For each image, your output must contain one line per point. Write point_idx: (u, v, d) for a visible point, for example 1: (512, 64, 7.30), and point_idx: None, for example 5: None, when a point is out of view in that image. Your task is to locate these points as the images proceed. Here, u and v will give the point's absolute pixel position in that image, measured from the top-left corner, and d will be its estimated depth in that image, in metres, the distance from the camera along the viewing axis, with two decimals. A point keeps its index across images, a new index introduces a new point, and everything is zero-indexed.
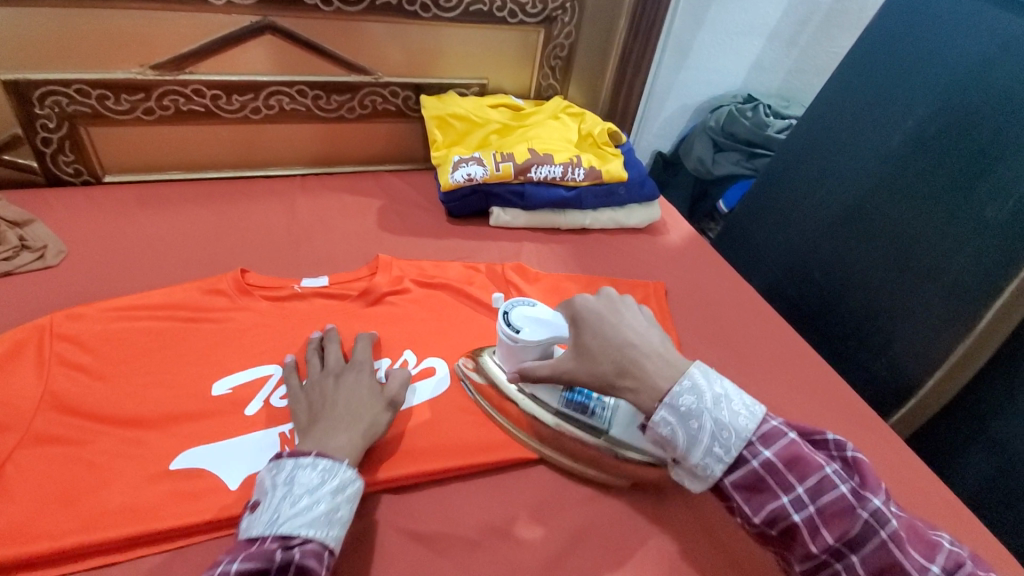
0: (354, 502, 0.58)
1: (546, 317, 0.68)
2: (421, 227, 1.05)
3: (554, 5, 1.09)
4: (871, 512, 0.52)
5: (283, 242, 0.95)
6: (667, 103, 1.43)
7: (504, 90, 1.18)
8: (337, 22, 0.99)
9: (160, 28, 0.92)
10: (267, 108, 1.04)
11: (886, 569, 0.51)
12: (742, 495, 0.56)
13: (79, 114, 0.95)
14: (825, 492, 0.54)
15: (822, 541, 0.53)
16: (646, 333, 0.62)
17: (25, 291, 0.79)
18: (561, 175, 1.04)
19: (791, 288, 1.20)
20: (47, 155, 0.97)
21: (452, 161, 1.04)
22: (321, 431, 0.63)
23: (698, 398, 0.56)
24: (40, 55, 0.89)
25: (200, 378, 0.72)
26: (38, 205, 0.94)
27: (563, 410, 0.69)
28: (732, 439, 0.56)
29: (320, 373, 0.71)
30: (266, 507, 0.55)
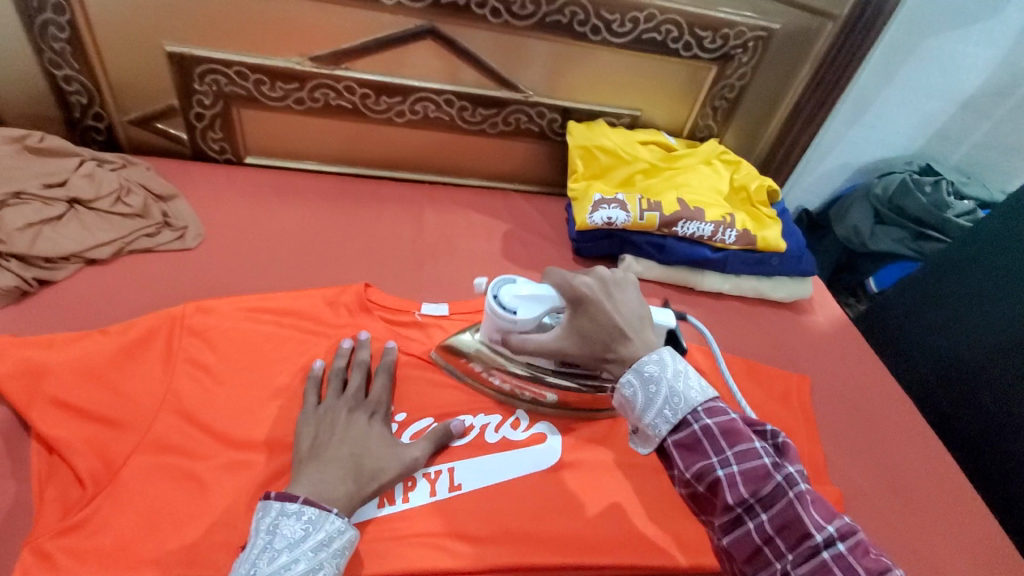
0: (344, 555, 0.55)
1: (531, 293, 0.64)
2: (545, 263, 0.99)
3: (736, 42, 0.98)
4: (785, 477, 0.49)
5: (406, 258, 0.92)
6: (827, 159, 1.28)
7: (655, 124, 1.08)
8: (501, 35, 0.93)
9: (327, 22, 0.89)
10: (412, 113, 1.00)
11: (787, 527, 0.47)
12: (678, 451, 0.52)
13: (234, 94, 0.94)
14: (751, 457, 0.49)
15: (738, 495, 0.48)
16: (632, 310, 0.59)
17: (162, 273, 0.80)
18: (709, 235, 0.94)
19: (947, 402, 1.05)
20: (197, 129, 0.98)
21: (592, 198, 0.95)
22: (316, 469, 0.59)
23: (661, 368, 0.53)
24: (210, 34, 0.88)
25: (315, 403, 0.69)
26: (182, 177, 0.96)
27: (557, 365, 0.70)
28: (681, 405, 0.52)
29: (336, 404, 0.66)
30: (244, 557, 0.52)
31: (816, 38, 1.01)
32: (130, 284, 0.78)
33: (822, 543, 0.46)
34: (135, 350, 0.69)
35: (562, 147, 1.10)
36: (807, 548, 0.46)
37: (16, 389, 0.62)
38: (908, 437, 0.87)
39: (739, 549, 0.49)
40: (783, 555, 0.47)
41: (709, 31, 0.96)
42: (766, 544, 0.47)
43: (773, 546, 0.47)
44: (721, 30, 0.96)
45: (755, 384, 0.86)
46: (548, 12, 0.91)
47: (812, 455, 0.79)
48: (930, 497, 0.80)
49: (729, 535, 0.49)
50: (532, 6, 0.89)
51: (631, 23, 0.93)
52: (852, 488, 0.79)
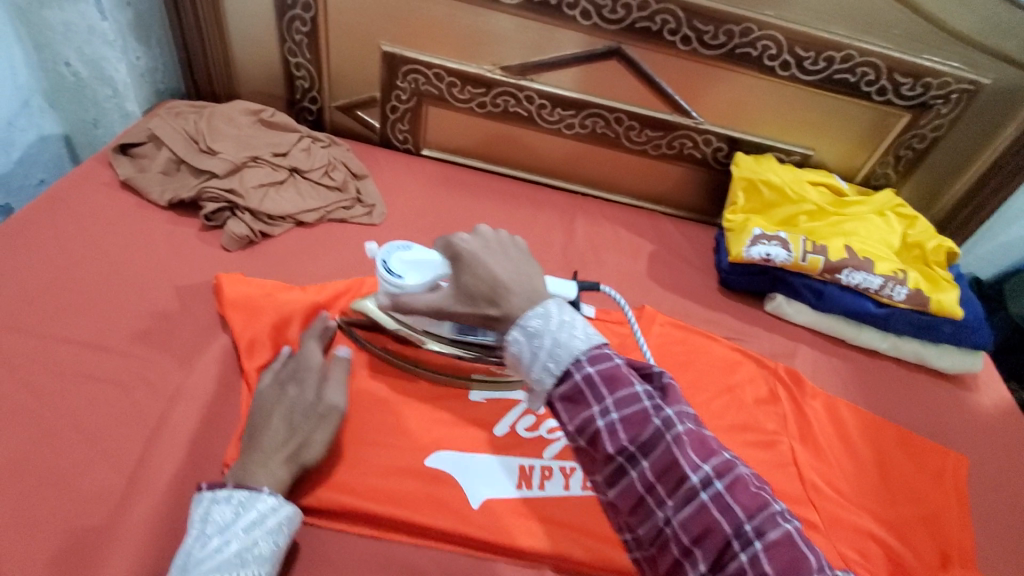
0: (281, 533, 0.54)
1: (423, 259, 0.65)
2: (688, 288, 0.99)
3: (938, 92, 0.92)
4: (663, 421, 0.46)
5: (557, 263, 0.97)
6: (1014, 226, 1.16)
7: (825, 166, 1.05)
8: (686, 62, 0.95)
9: (525, 36, 0.96)
10: (581, 127, 1.05)
11: (665, 472, 0.45)
12: (562, 406, 0.48)
13: (428, 93, 1.05)
14: (630, 402, 0.46)
15: (617, 444, 0.46)
16: (522, 270, 0.55)
17: (351, 242, 0.91)
18: (876, 288, 0.89)
19: None
20: (389, 121, 1.10)
21: (751, 232, 0.94)
22: (251, 449, 0.59)
23: (545, 321, 0.49)
24: (421, 38, 0.99)
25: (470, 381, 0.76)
26: (371, 160, 1.08)
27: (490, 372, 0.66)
28: (564, 356, 0.48)
29: (274, 377, 0.67)
30: (180, 549, 0.52)
31: None
32: (327, 247, 0.89)
33: (699, 483, 0.44)
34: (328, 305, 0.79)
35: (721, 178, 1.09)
36: (685, 490, 0.44)
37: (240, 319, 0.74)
38: None
39: (624, 500, 0.47)
40: (664, 502, 0.45)
41: (910, 77, 0.91)
42: (648, 489, 0.46)
43: (654, 493, 0.46)
44: (924, 77, 0.91)
45: (906, 454, 0.80)
46: (739, 44, 0.91)
47: (965, 544, 0.72)
48: None
49: (614, 486, 0.48)
50: (724, 37, 0.91)
51: (825, 62, 0.91)
52: None
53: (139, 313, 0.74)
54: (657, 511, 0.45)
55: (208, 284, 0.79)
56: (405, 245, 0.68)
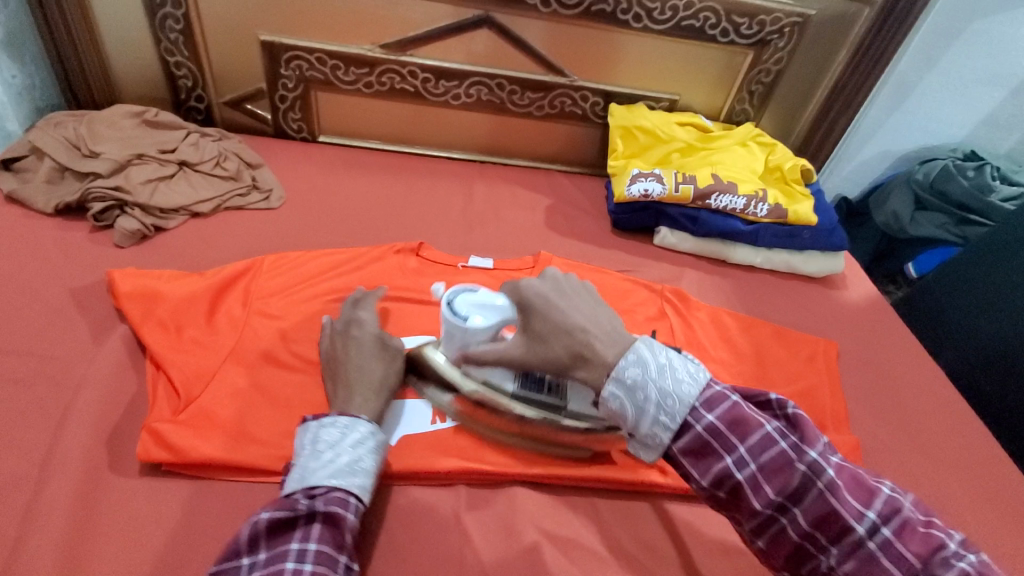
0: (380, 454, 0.61)
1: (489, 301, 0.68)
2: (584, 232, 1.06)
3: (772, 28, 1.04)
4: (794, 454, 0.47)
5: (458, 224, 1.02)
6: (866, 146, 1.30)
7: (692, 109, 1.15)
8: (549, 23, 1.02)
9: (397, 13, 1.01)
10: (466, 96, 1.10)
11: (825, 521, 0.45)
12: (690, 458, 0.50)
13: (313, 79, 1.08)
14: (751, 438, 0.48)
15: (765, 497, 0.47)
16: (598, 318, 0.58)
17: (251, 227, 0.93)
18: (742, 208, 1.00)
19: (989, 383, 1.05)
20: (280, 110, 1.12)
21: (630, 172, 1.02)
22: (339, 396, 0.66)
23: (643, 370, 0.51)
24: (297, 25, 1.02)
25: None
26: (266, 150, 1.09)
27: (516, 393, 0.68)
28: (676, 407, 0.50)
29: (332, 334, 0.74)
30: (296, 466, 0.59)
31: (852, 23, 1.05)
32: (226, 235, 0.91)
33: (864, 533, 0.45)
34: (226, 286, 0.81)
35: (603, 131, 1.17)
36: (851, 542, 0.45)
37: (140, 309, 0.76)
38: (936, 400, 0.90)
39: (777, 548, 0.48)
40: (827, 549, 0.46)
41: (746, 17, 1.02)
42: (805, 539, 0.47)
43: (814, 541, 0.46)
44: (758, 16, 1.02)
45: (782, 344, 0.90)
46: (593, 1, 0.99)
47: (834, 409, 0.83)
48: (955, 456, 0.82)
49: (766, 537, 0.48)
50: None
51: (671, 11, 1.01)
52: (875, 443, 0.82)
53: (33, 319, 0.74)
54: (822, 561, 0.46)
55: (103, 283, 0.80)
56: (471, 290, 0.70)
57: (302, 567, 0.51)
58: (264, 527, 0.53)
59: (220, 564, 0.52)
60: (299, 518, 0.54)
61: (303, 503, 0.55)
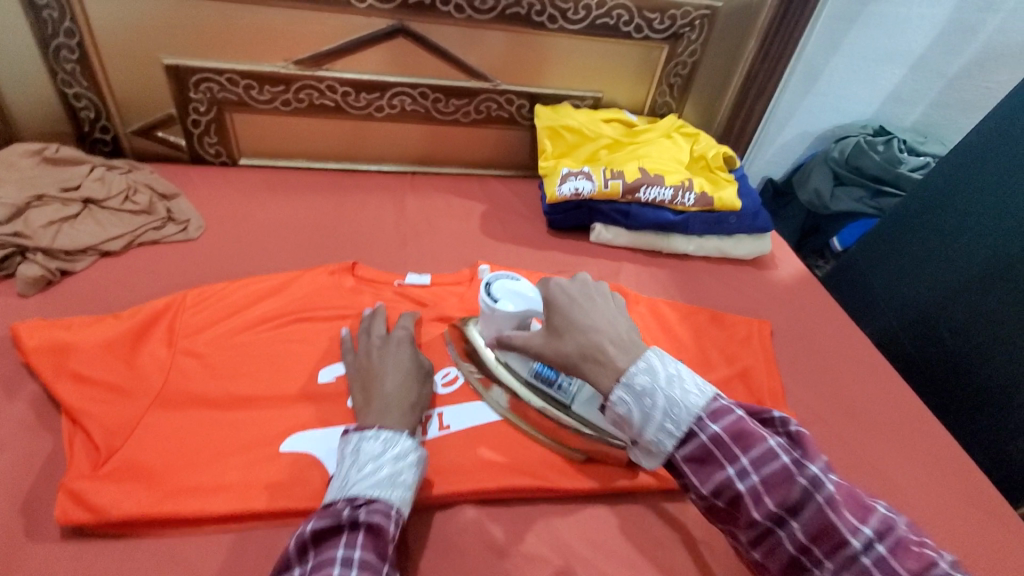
0: (418, 468, 0.60)
1: (525, 293, 0.73)
2: (521, 236, 1.06)
3: (683, 21, 1.06)
4: (808, 479, 0.48)
5: (391, 239, 1.00)
6: (785, 129, 1.36)
7: (617, 105, 1.17)
8: (465, 29, 1.01)
9: (307, 27, 0.98)
10: (390, 107, 1.08)
11: (823, 534, 0.47)
12: (691, 467, 0.52)
13: (226, 100, 1.03)
14: (768, 460, 0.49)
15: (764, 509, 0.49)
16: (614, 326, 0.58)
17: (169, 261, 0.89)
18: (670, 199, 1.02)
19: (913, 344, 1.11)
20: (194, 136, 1.06)
21: (560, 172, 1.03)
22: (376, 410, 0.65)
23: (653, 378, 0.53)
24: (203, 46, 0.97)
25: (310, 363, 0.77)
26: (182, 179, 1.04)
27: (531, 379, 0.76)
28: (682, 414, 0.52)
29: (368, 349, 0.75)
30: (337, 478, 0.58)
31: (757, 12, 1.09)
32: (144, 274, 0.86)
33: (860, 547, 0.46)
34: (143, 328, 0.77)
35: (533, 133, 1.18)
36: (844, 554, 0.46)
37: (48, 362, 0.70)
38: (864, 368, 0.94)
39: (772, 559, 0.50)
40: (822, 562, 0.47)
41: (657, 12, 1.04)
42: (802, 550, 0.48)
43: (809, 554, 0.48)
44: (668, 11, 1.04)
45: (718, 329, 0.93)
46: (507, 5, 0.99)
47: (771, 388, 0.86)
48: (885, 419, 0.87)
49: (762, 546, 0.50)
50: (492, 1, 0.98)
51: (584, 11, 1.02)
52: (811, 416, 0.85)
53: None
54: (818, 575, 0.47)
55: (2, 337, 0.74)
56: (513, 279, 0.75)
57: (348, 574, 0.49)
58: (309, 537, 0.52)
59: None
60: (342, 529, 0.53)
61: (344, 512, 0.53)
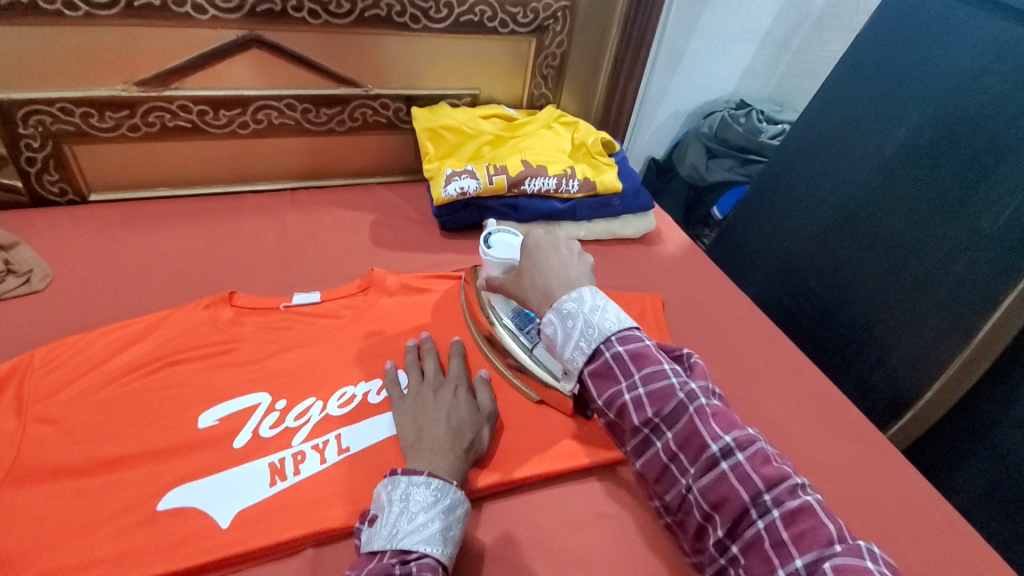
0: (462, 522, 0.61)
1: (518, 245, 0.79)
2: (414, 241, 1.04)
3: (545, 14, 1.09)
4: (687, 395, 0.58)
5: (275, 262, 0.95)
6: (660, 109, 1.45)
7: (497, 100, 1.18)
8: (326, 35, 0.97)
9: (147, 45, 0.90)
10: (255, 122, 1.02)
11: (688, 442, 0.57)
12: (594, 380, 0.61)
13: (63, 132, 0.92)
14: (657, 379, 0.58)
15: (643, 416, 0.58)
16: (568, 268, 0.67)
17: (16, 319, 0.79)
18: (555, 188, 1.04)
19: (786, 297, 1.22)
20: (31, 175, 0.95)
21: (444, 173, 1.02)
22: (426, 450, 0.65)
23: (578, 304, 0.62)
24: (26, 75, 0.87)
25: (191, 407, 0.71)
26: (24, 226, 0.93)
27: (507, 322, 0.82)
28: (595, 336, 0.61)
29: (422, 388, 0.73)
30: (384, 522, 0.57)
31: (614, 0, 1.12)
32: None
33: (719, 453, 0.55)
34: None
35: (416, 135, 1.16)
36: (707, 459, 0.55)
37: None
38: (749, 324, 1.01)
39: (650, 466, 0.60)
40: (687, 469, 0.57)
41: (519, 6, 1.06)
42: (672, 457, 0.58)
43: (677, 461, 0.58)
44: (529, 4, 1.06)
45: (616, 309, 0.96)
46: (365, 7, 0.96)
47: None
48: (770, 370, 0.93)
49: (642, 455, 0.60)
50: (348, 4, 0.94)
51: (446, 9, 1.01)
52: None
53: None
54: (681, 478, 0.57)
55: None
56: (513, 235, 0.80)
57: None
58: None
59: None
60: None
61: (395, 567, 0.53)
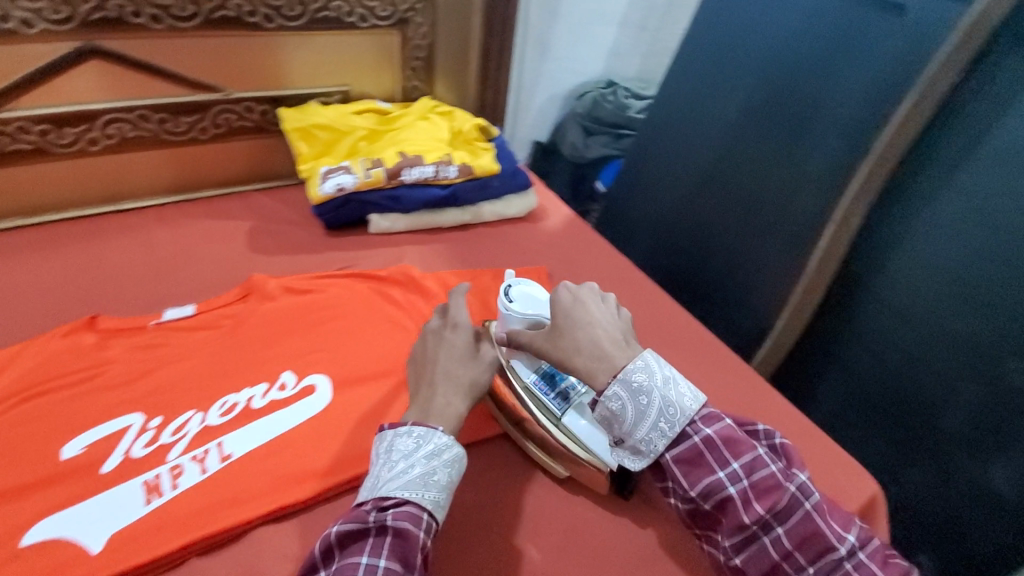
0: (454, 467, 0.72)
1: (541, 298, 0.89)
2: (294, 244, 1.17)
3: (404, 8, 1.29)
4: (798, 488, 0.68)
5: (146, 277, 1.07)
6: (537, 95, 1.81)
7: (369, 94, 1.37)
8: (166, 40, 1.09)
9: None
10: (107, 137, 1.12)
11: (808, 541, 0.67)
12: (681, 468, 0.71)
13: None
14: (757, 468, 0.69)
15: (755, 514, 0.67)
16: (612, 327, 0.80)
17: None
18: (434, 175, 1.20)
19: (659, 255, 1.48)
20: None
21: (320, 172, 1.17)
22: (421, 397, 0.78)
23: (647, 375, 0.73)
24: None
25: (61, 435, 0.78)
26: None
27: (534, 388, 0.87)
28: (675, 415, 0.71)
29: (438, 329, 0.86)
30: (372, 479, 0.70)
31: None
32: None
33: (845, 554, 0.66)
34: None
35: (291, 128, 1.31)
36: (829, 560, 0.66)
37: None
38: (604, 267, 1.18)
39: (751, 564, 0.69)
40: (804, 567, 0.67)
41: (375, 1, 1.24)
42: (785, 558, 0.67)
43: (767, 528, 0.68)
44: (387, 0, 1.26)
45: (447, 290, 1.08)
46: (210, 10, 1.09)
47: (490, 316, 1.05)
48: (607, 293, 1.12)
49: (743, 553, 0.69)
50: (191, 8, 1.08)
51: (298, 8, 1.17)
52: None
53: None
54: (753, 519, 0.67)
55: None
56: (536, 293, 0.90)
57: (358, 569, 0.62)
58: (336, 540, 0.65)
59: None
60: (369, 530, 0.65)
61: (374, 519, 0.66)
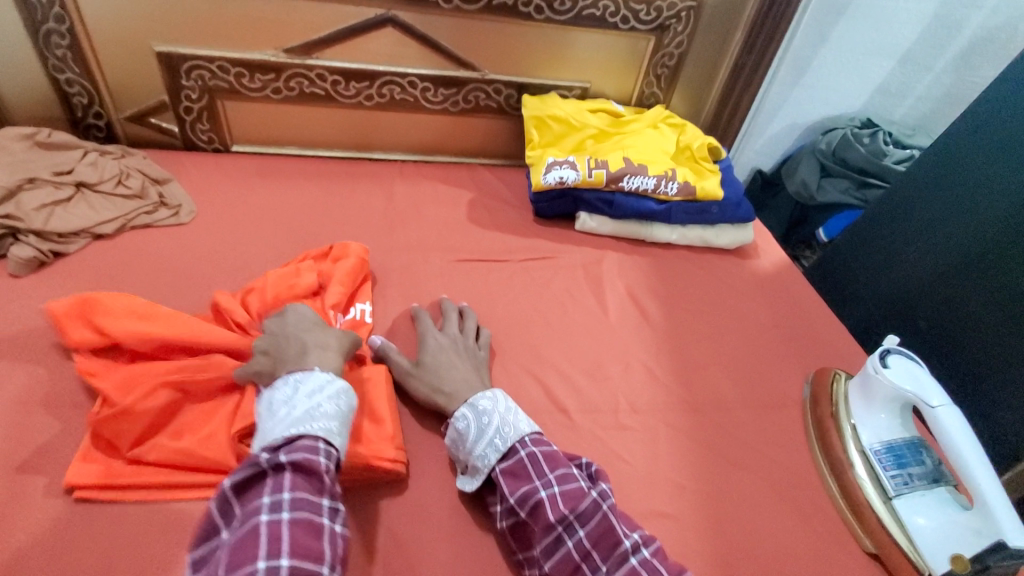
0: (341, 399, 0.62)
1: (926, 381, 0.70)
2: (723, 255, 1.10)
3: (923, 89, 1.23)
4: (600, 492, 0.62)
5: (592, 236, 1.09)
6: None
7: (830, 151, 1.31)
8: (696, 53, 1.18)
9: (577, 44, 1.12)
10: None
11: (602, 538, 0.58)
12: (505, 478, 0.63)
13: (487, 107, 1.17)
14: (569, 480, 0.62)
15: (581, 553, 0.58)
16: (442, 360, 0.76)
17: (405, 243, 1.01)
18: (922, 254, 1.09)
19: None
20: (440, 135, 1.20)
21: (726, 179, 1.11)
22: (911, 511, 0.68)
23: (493, 403, 0.68)
24: (488, 58, 1.11)
25: (512, 351, 0.84)
26: (415, 171, 1.17)
27: (869, 451, 0.73)
28: (509, 434, 0.66)
29: (903, 429, 0.74)
30: (263, 431, 0.59)
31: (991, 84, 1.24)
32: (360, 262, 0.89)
33: (630, 547, 0.57)
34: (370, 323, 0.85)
35: (724, 122, 1.28)
36: (619, 554, 0.57)
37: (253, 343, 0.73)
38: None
39: (558, 571, 0.58)
40: (598, 566, 0.57)
41: None
42: (585, 557, 0.58)
43: (590, 560, 0.57)
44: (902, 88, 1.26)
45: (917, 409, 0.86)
46: (754, 37, 1.14)
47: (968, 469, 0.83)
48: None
49: (552, 557, 0.58)
50: (740, 33, 1.15)
51: None
52: None
53: None
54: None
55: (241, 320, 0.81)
56: (914, 363, 0.74)
57: (279, 516, 0.51)
58: (230, 492, 0.53)
59: (198, 551, 0.51)
60: (267, 471, 0.54)
61: (279, 455, 0.55)
